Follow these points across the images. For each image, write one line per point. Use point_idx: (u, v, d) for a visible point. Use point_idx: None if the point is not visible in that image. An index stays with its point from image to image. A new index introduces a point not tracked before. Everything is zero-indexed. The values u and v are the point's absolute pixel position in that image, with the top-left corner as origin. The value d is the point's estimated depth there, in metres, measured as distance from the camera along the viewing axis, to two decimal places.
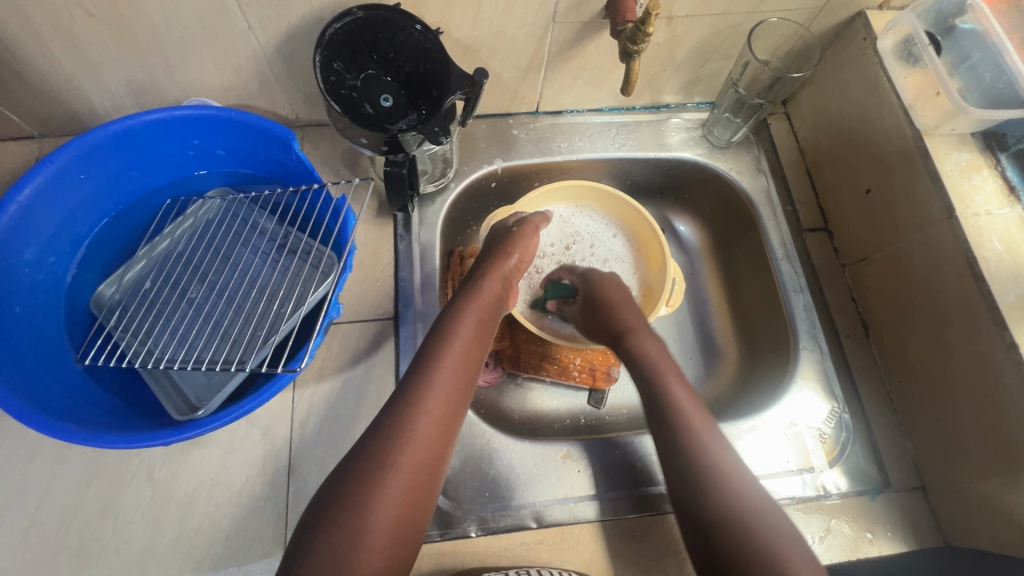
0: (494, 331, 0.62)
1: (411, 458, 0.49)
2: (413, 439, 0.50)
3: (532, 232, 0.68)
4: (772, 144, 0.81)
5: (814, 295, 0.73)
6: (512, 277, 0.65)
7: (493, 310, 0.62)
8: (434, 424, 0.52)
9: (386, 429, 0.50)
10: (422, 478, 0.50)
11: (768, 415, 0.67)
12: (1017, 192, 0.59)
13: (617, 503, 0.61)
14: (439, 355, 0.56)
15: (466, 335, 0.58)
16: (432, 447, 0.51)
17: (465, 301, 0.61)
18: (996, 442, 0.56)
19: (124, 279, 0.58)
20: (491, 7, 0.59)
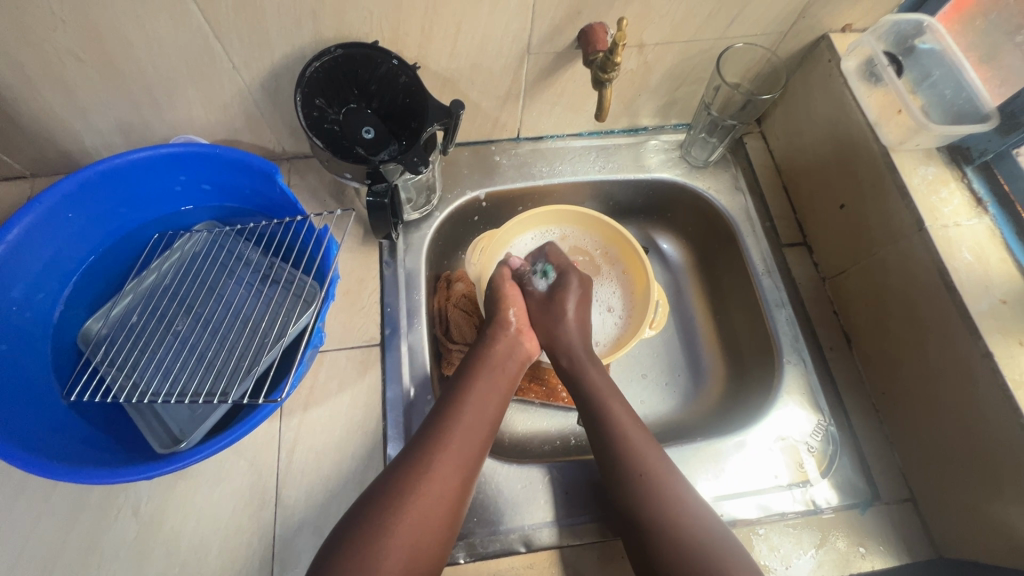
0: (512, 380, 0.66)
1: (432, 493, 0.52)
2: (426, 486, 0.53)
3: (510, 282, 0.72)
4: (748, 163, 0.82)
5: (795, 309, 0.73)
6: (520, 328, 0.70)
7: (505, 357, 0.67)
8: (454, 461, 0.55)
9: (405, 466, 0.53)
10: (433, 523, 0.51)
11: (755, 430, 0.67)
12: (984, 204, 0.61)
13: (578, 528, 0.60)
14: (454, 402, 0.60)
15: (485, 384, 0.62)
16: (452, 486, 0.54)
17: (482, 355, 0.66)
18: (980, 450, 0.56)
19: (111, 314, 0.59)
20: (467, 41, 0.62)
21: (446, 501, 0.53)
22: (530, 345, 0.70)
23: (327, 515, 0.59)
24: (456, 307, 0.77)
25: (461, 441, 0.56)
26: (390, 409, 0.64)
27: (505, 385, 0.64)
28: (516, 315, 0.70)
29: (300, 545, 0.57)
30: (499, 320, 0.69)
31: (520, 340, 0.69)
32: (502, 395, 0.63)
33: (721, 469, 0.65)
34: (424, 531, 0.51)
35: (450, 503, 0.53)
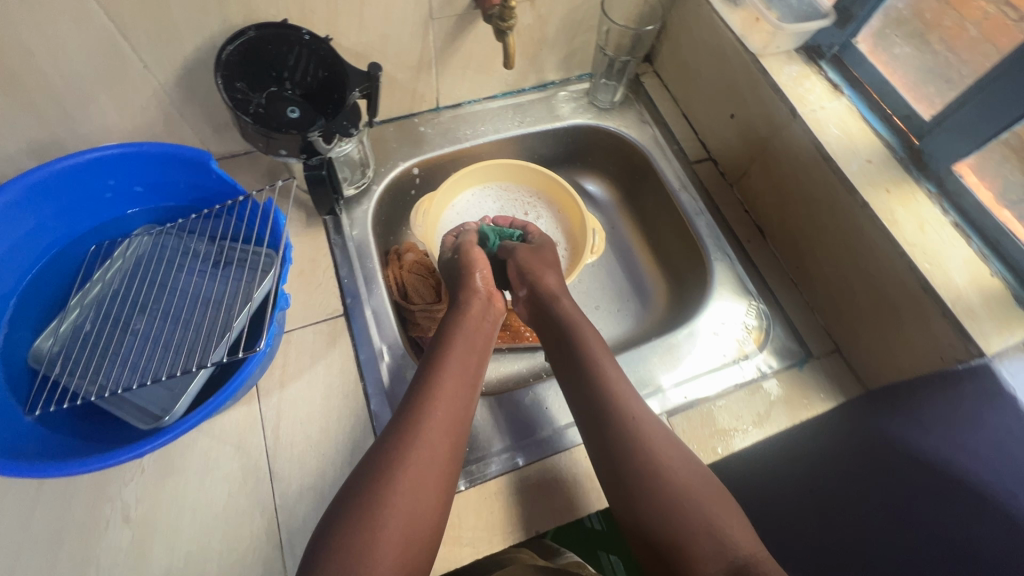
0: (485, 343, 0.68)
1: (426, 480, 0.54)
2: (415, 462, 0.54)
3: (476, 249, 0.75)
4: (649, 98, 0.91)
5: (713, 214, 0.82)
6: (487, 290, 0.72)
7: (477, 318, 0.69)
8: (443, 442, 0.57)
9: (390, 445, 0.55)
10: (426, 493, 0.53)
11: (699, 322, 0.75)
12: (841, 88, 0.71)
13: (567, 435, 0.67)
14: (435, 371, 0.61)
15: (460, 348, 0.65)
16: (444, 468, 0.55)
17: (456, 319, 0.68)
18: (876, 288, 0.65)
19: (60, 330, 0.58)
20: (372, 12, 0.66)
21: (437, 483, 0.55)
22: (497, 306, 0.73)
23: (324, 478, 0.60)
24: (411, 272, 0.79)
25: (447, 407, 0.59)
26: (367, 369, 0.66)
27: (479, 355, 0.66)
28: (483, 277, 0.72)
29: (303, 510, 0.59)
30: (471, 286, 0.71)
31: (487, 301, 0.71)
32: (479, 357, 0.66)
33: (679, 358, 0.73)
34: (417, 508, 0.52)
35: (442, 484, 0.55)
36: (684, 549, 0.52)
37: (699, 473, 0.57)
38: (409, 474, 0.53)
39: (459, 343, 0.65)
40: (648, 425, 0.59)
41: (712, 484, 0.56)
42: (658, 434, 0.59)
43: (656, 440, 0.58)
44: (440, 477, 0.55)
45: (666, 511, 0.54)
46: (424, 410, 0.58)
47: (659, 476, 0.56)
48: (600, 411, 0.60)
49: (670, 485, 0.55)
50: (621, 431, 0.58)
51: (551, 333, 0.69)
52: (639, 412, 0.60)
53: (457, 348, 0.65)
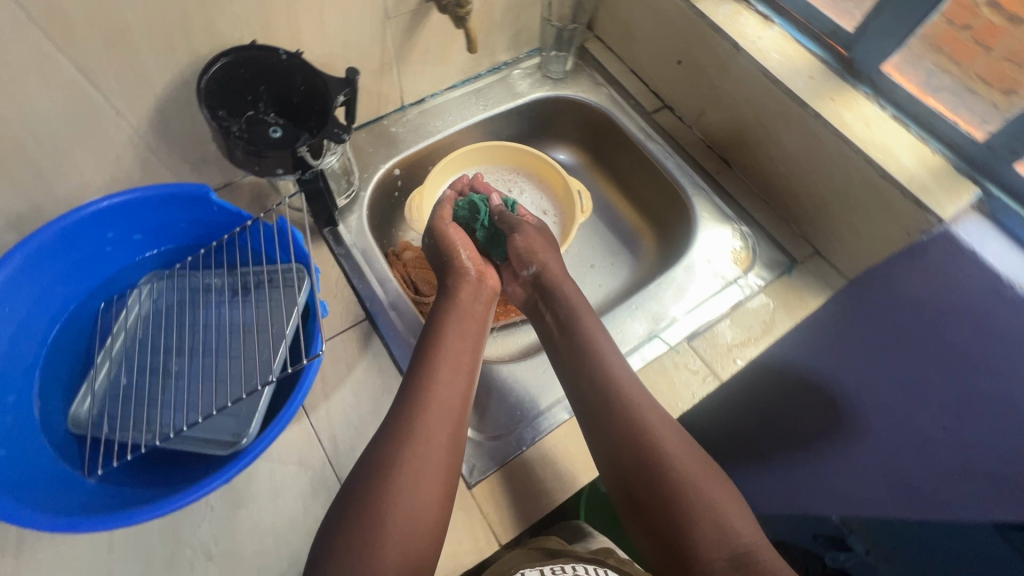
0: (478, 324, 0.69)
1: (433, 473, 0.54)
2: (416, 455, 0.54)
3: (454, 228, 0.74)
4: (597, 62, 0.96)
5: (680, 156, 0.89)
6: (475, 270, 0.72)
7: (470, 301, 0.70)
8: (445, 429, 0.57)
9: (391, 437, 0.55)
10: (430, 484, 0.54)
11: (693, 255, 0.81)
12: (771, 18, 0.78)
13: None
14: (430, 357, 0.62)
15: (454, 330, 0.65)
16: (448, 457, 0.56)
17: (446, 303, 0.69)
18: (840, 189, 0.73)
19: (94, 390, 0.57)
20: (331, 20, 0.67)
21: (442, 474, 0.55)
22: (490, 281, 0.74)
23: None
24: (416, 268, 0.81)
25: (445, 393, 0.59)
26: (405, 362, 0.68)
27: (478, 335, 0.67)
28: (470, 258, 0.73)
29: None
30: (461, 270, 0.72)
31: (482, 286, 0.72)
32: (474, 335, 0.66)
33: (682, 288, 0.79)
34: (420, 499, 0.53)
35: (446, 474, 0.55)
36: (687, 537, 0.53)
37: (699, 463, 0.57)
38: (414, 469, 0.53)
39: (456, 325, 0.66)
40: (650, 412, 0.59)
41: (712, 473, 0.57)
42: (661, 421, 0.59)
43: (661, 429, 0.58)
44: (448, 464, 0.55)
45: (670, 500, 0.54)
46: (426, 400, 0.58)
47: (664, 463, 0.56)
48: (607, 401, 0.60)
49: (674, 475, 0.56)
50: (629, 420, 0.58)
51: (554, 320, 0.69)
52: (644, 401, 0.60)
53: (452, 332, 0.65)
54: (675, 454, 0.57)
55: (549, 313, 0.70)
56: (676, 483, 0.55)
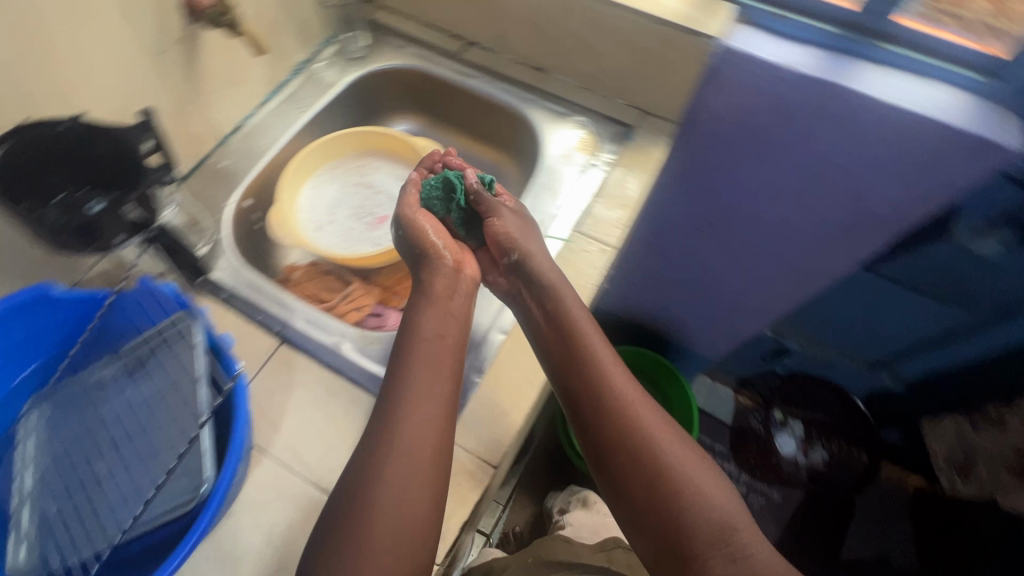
0: (459, 315, 0.67)
1: (409, 492, 0.53)
2: (406, 462, 0.54)
3: (420, 214, 0.74)
4: (390, 26, 0.98)
5: (500, 80, 0.94)
6: (453, 261, 0.72)
7: (447, 292, 0.69)
8: (422, 438, 0.55)
9: (380, 443, 0.55)
10: (422, 485, 0.54)
11: (549, 157, 0.88)
12: None
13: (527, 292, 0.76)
14: (408, 359, 0.61)
15: (429, 318, 0.65)
16: (428, 466, 0.55)
17: (423, 290, 0.68)
18: (637, 48, 0.82)
19: (19, 534, 0.51)
20: (95, 72, 0.63)
21: (422, 485, 0.54)
22: (470, 266, 0.73)
23: None
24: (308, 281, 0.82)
25: (428, 398, 0.58)
26: (336, 362, 0.69)
27: (455, 321, 0.66)
28: (448, 252, 0.72)
29: None
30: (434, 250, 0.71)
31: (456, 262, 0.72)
32: (449, 326, 0.66)
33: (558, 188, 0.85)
34: (409, 507, 0.52)
35: (427, 483, 0.54)
36: (668, 523, 0.52)
37: (690, 459, 0.56)
38: (395, 489, 0.53)
39: (428, 314, 0.65)
40: (623, 392, 0.60)
41: (704, 463, 0.56)
42: (647, 414, 0.58)
43: (648, 418, 0.58)
44: (427, 472, 0.54)
45: (653, 486, 0.54)
46: (403, 413, 0.56)
47: (643, 442, 0.56)
48: (596, 395, 0.60)
49: (665, 467, 0.54)
50: (618, 408, 0.58)
51: (534, 306, 0.68)
52: (627, 391, 0.60)
53: (422, 326, 0.64)
54: (666, 447, 0.56)
55: (530, 304, 0.69)
56: (665, 481, 0.54)
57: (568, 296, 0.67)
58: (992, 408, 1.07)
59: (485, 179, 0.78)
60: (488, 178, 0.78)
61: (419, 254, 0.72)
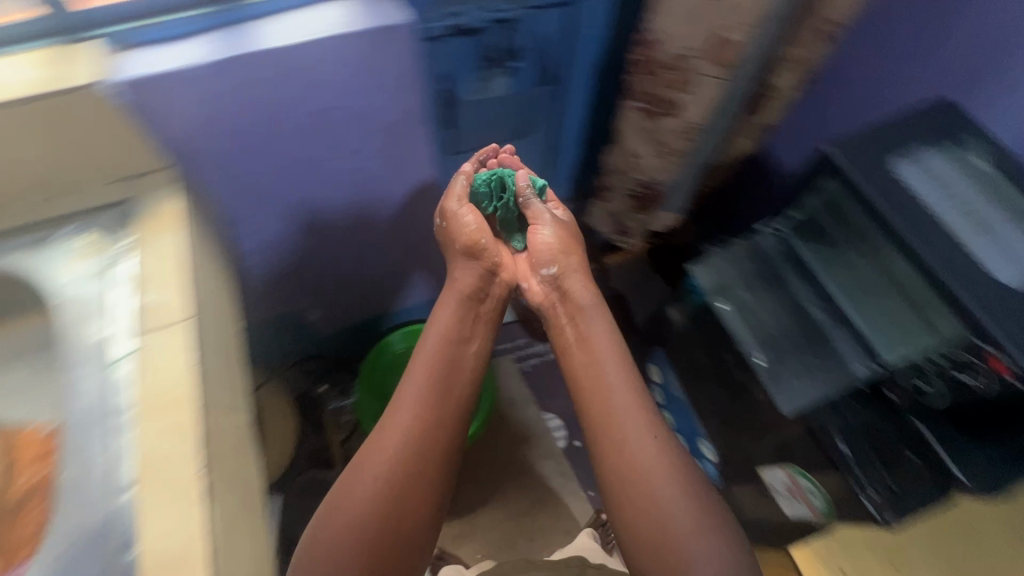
0: (480, 323, 0.63)
1: (394, 474, 0.52)
2: (388, 472, 0.52)
3: (465, 207, 0.63)
4: None
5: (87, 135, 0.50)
6: (491, 271, 0.64)
7: (475, 301, 0.63)
8: (409, 424, 0.54)
9: (375, 449, 0.54)
10: (409, 493, 0.52)
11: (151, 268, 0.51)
12: None
13: None
14: (430, 364, 0.58)
15: (445, 318, 0.62)
16: (415, 452, 0.53)
17: (446, 295, 0.64)
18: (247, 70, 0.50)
19: None
20: None
21: (409, 468, 0.53)
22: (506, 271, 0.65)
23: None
24: None
25: (425, 401, 0.56)
26: None
27: (458, 302, 0.63)
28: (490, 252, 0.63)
29: None
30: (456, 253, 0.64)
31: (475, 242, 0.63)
32: (473, 333, 0.62)
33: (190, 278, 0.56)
34: (396, 512, 0.51)
35: (412, 467, 0.53)
36: (625, 517, 0.54)
37: (688, 494, 0.53)
38: (380, 473, 0.52)
39: (451, 312, 0.62)
40: (619, 380, 0.59)
41: (704, 499, 0.53)
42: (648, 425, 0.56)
43: (643, 432, 0.56)
44: (415, 456, 0.53)
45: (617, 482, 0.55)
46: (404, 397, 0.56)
47: (624, 445, 0.55)
48: (600, 393, 0.58)
49: (650, 492, 0.53)
50: (618, 411, 0.57)
51: (552, 293, 0.65)
52: (634, 403, 0.57)
53: (438, 320, 0.62)
54: (658, 470, 0.54)
55: (551, 295, 0.65)
56: (646, 507, 0.53)
57: (580, 280, 0.64)
58: (599, 175, 1.01)
59: (536, 184, 0.67)
60: (540, 184, 0.67)
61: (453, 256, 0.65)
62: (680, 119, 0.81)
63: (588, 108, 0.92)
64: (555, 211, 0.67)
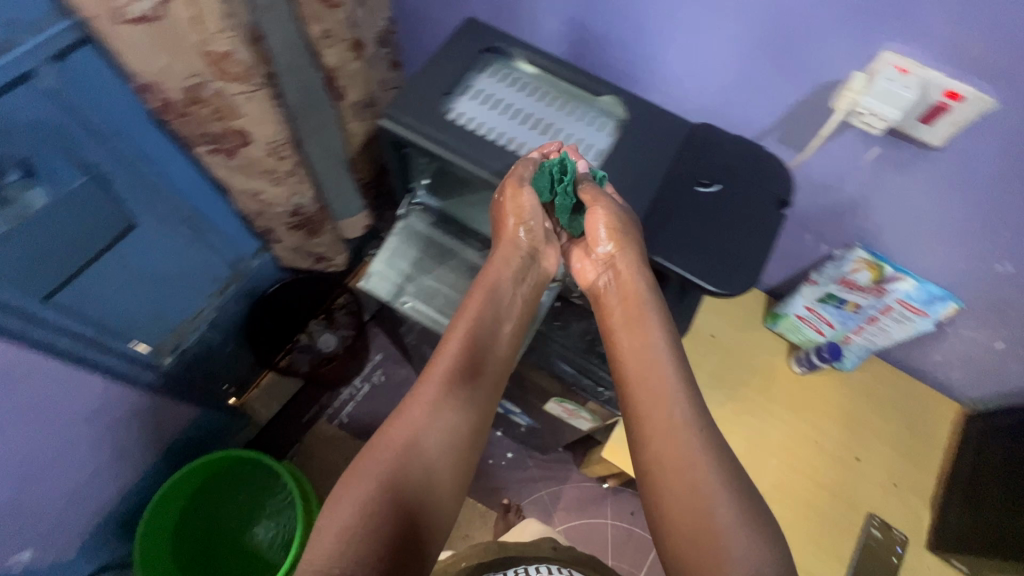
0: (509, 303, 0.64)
1: (406, 465, 0.51)
2: (413, 435, 0.53)
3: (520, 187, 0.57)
4: None
5: None
6: (527, 249, 0.65)
7: (507, 278, 0.63)
8: (423, 417, 0.54)
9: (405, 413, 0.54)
10: (428, 457, 0.53)
11: None
12: None
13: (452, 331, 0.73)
14: (459, 340, 0.60)
15: (473, 298, 0.63)
16: (433, 446, 0.53)
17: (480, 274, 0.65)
18: None
19: None
20: None
21: (422, 463, 0.52)
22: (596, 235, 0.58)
23: None
24: None
25: (451, 377, 0.57)
26: None
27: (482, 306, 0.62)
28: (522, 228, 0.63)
29: None
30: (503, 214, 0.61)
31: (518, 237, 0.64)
32: (504, 309, 0.63)
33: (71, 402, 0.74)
34: (408, 478, 0.51)
35: (425, 464, 0.52)
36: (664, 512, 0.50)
37: (733, 482, 0.49)
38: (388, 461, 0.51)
39: (472, 318, 0.61)
40: (667, 378, 0.55)
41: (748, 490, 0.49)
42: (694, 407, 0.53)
43: (688, 412, 0.53)
44: (430, 451, 0.53)
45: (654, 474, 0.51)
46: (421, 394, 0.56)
47: (668, 424, 0.52)
48: (646, 373, 0.56)
49: (694, 476, 0.49)
50: (662, 390, 0.54)
51: (610, 281, 0.62)
52: (682, 385, 0.55)
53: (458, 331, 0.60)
54: (706, 454, 0.50)
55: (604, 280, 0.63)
56: (688, 495, 0.49)
57: (631, 254, 0.58)
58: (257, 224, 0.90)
59: None
60: None
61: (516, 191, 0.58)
62: (256, 142, 0.69)
63: (199, 177, 0.86)
64: (617, 201, 0.58)
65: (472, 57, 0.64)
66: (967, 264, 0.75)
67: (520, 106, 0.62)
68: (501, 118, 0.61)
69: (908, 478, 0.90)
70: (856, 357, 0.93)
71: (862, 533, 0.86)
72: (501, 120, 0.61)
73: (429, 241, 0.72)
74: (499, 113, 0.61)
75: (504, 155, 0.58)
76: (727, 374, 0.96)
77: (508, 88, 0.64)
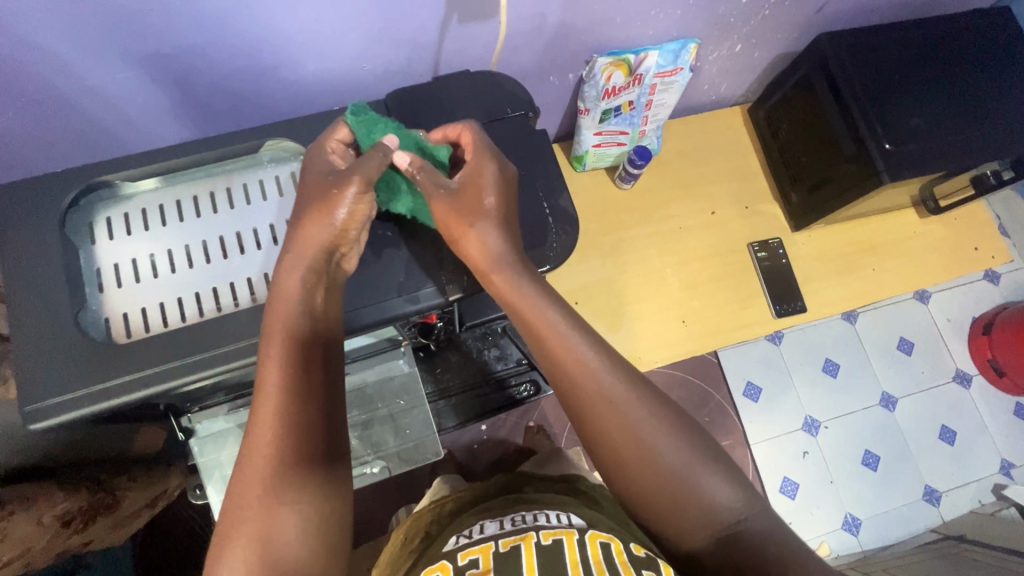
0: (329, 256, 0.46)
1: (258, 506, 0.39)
2: (255, 475, 0.39)
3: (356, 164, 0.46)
4: None
5: None
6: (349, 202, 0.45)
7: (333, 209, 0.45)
8: (273, 417, 0.41)
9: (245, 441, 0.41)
10: (279, 497, 0.39)
11: None
12: None
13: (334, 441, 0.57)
14: (286, 335, 0.43)
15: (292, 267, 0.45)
16: (297, 434, 0.41)
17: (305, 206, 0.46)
18: None
19: None
20: None
21: (292, 464, 0.40)
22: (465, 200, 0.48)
23: None
24: None
25: (281, 384, 0.42)
26: None
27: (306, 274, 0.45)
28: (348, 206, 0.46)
29: None
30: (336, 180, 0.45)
31: (341, 221, 0.45)
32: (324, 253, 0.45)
33: None
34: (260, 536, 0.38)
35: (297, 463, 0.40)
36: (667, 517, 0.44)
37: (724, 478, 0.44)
38: (252, 499, 0.39)
39: (303, 270, 0.44)
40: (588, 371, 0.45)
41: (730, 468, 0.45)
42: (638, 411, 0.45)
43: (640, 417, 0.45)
44: (296, 453, 0.40)
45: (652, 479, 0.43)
46: (267, 386, 0.42)
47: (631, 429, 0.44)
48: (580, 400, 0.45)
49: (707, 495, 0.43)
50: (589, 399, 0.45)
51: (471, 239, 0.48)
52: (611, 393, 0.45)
53: (281, 288, 0.44)
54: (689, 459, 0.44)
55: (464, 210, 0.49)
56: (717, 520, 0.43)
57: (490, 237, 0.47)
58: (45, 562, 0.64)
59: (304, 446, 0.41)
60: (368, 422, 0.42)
61: (351, 169, 0.46)
62: None
63: None
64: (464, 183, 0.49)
65: (62, 239, 0.44)
66: (682, 6, 0.72)
67: (181, 244, 0.47)
68: (173, 278, 0.46)
69: (752, 194, 1.00)
70: (655, 137, 0.94)
71: (755, 264, 0.97)
72: (178, 281, 0.46)
73: (243, 429, 0.59)
74: (165, 276, 0.46)
75: (223, 319, 0.44)
76: (596, 234, 0.95)
77: (146, 233, 0.46)
